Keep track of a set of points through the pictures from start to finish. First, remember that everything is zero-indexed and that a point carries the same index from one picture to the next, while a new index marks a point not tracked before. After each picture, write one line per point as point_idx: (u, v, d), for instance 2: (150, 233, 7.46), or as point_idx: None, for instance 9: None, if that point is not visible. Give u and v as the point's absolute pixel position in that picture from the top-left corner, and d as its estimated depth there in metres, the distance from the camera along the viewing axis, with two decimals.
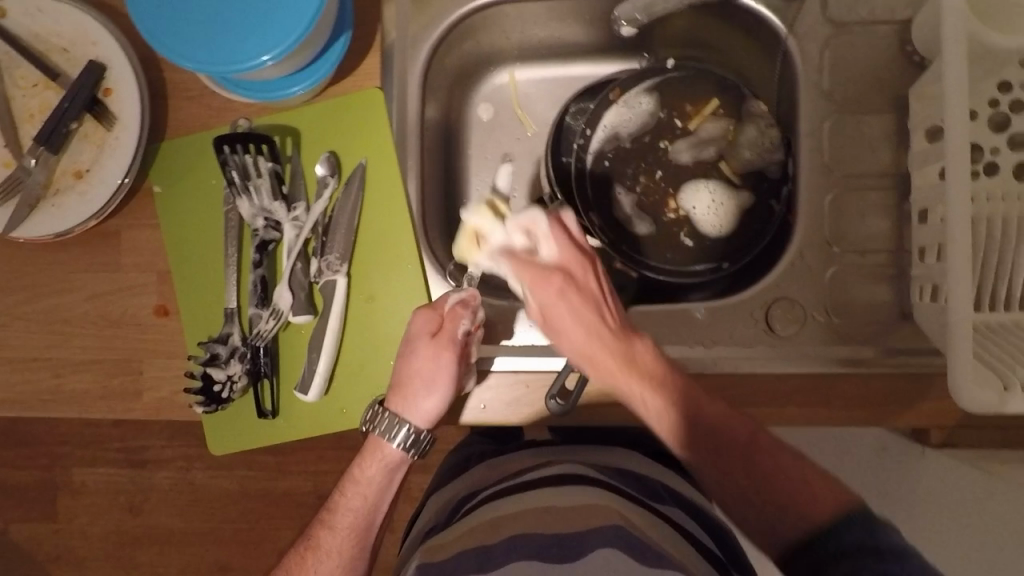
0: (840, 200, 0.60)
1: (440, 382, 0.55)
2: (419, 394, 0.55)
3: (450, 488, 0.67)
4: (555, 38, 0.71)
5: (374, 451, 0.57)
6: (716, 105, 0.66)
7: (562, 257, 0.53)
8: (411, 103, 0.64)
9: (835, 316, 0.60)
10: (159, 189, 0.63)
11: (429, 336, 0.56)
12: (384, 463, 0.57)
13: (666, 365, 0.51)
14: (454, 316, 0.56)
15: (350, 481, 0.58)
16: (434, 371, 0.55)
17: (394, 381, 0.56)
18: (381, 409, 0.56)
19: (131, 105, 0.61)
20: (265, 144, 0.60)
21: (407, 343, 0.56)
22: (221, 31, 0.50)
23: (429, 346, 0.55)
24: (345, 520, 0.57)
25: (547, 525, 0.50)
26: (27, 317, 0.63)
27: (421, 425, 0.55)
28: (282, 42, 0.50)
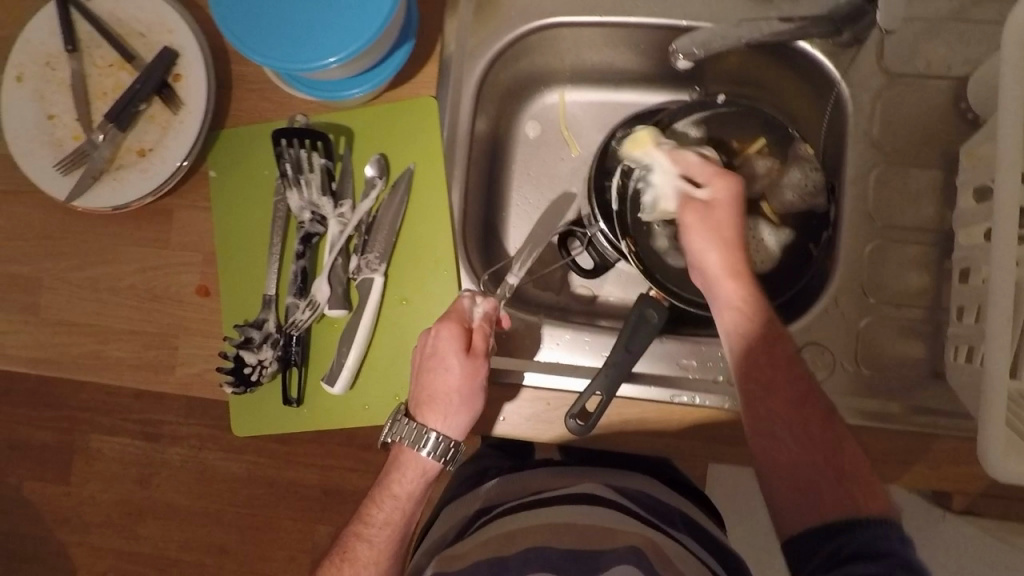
0: (880, 251, 0.60)
1: (475, 398, 0.57)
2: (454, 411, 0.57)
3: (464, 502, 0.67)
4: (609, 64, 0.72)
5: (411, 464, 0.59)
6: (763, 144, 0.65)
7: (716, 194, 0.60)
8: (463, 115, 0.65)
9: (864, 367, 0.59)
10: (214, 173, 0.66)
11: (461, 353, 0.57)
12: (423, 472, 0.59)
13: (778, 334, 0.55)
14: (479, 331, 0.58)
15: (388, 496, 0.59)
16: (469, 390, 0.57)
17: (426, 396, 0.58)
18: (406, 420, 0.58)
19: (198, 92, 0.64)
20: (321, 141, 0.62)
21: (438, 360, 0.57)
22: (294, 31, 0.53)
23: (463, 363, 0.57)
24: (381, 533, 0.58)
25: (565, 538, 0.51)
26: (76, 284, 0.67)
27: (456, 438, 0.58)
28: (350, 46, 0.52)
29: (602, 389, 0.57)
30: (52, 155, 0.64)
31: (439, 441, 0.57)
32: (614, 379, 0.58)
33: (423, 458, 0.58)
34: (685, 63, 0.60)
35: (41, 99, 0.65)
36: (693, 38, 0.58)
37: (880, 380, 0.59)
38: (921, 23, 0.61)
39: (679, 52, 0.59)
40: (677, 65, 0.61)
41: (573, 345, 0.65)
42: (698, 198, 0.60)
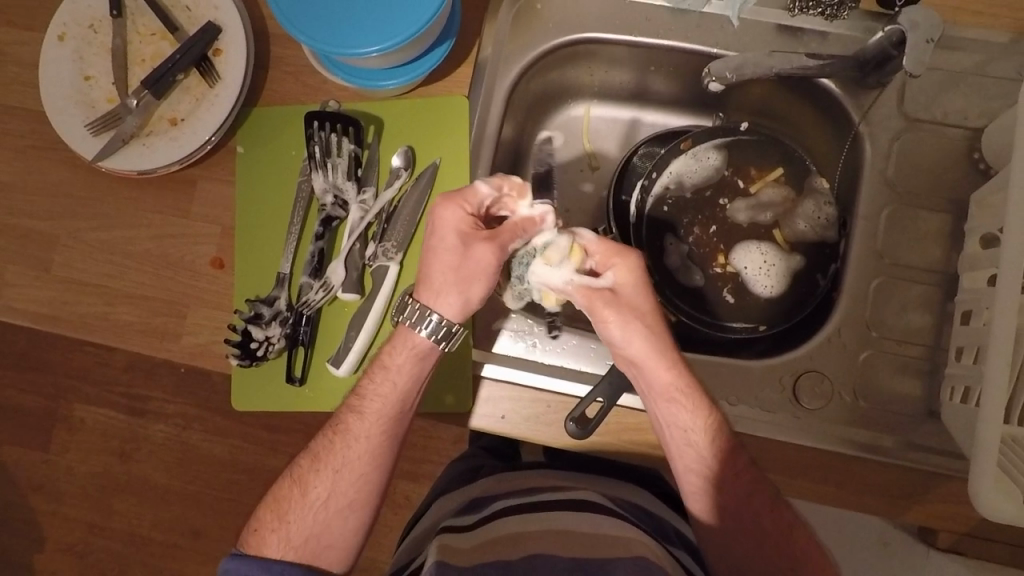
0: (886, 288, 0.62)
1: (475, 283, 0.55)
2: (450, 288, 0.55)
3: (460, 492, 0.68)
4: (636, 83, 0.74)
5: (403, 341, 0.56)
6: (780, 173, 0.66)
7: (621, 283, 0.57)
8: (491, 119, 0.66)
9: (861, 399, 0.61)
10: (242, 149, 0.67)
11: (467, 232, 0.55)
12: (418, 355, 0.57)
13: (703, 426, 0.56)
14: (508, 228, 0.56)
15: (379, 368, 0.57)
16: (469, 271, 0.55)
17: (422, 274, 0.56)
18: (410, 299, 0.56)
19: (235, 67, 0.65)
20: (352, 127, 0.63)
21: (437, 237, 0.55)
22: (346, 20, 0.54)
23: (465, 240, 0.55)
24: (373, 407, 0.57)
25: (569, 547, 0.53)
26: (93, 244, 0.67)
27: (450, 317, 0.55)
28: (393, 37, 0.54)
29: (606, 395, 0.58)
30: (84, 116, 0.65)
31: (434, 321, 0.55)
32: (616, 387, 0.58)
33: (417, 338, 0.56)
34: (718, 87, 0.63)
35: (80, 60, 0.66)
36: (728, 60, 0.61)
37: (875, 414, 0.60)
38: (943, 73, 0.63)
39: (710, 77, 0.62)
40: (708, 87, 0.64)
41: (575, 350, 0.65)
42: (601, 287, 0.57)
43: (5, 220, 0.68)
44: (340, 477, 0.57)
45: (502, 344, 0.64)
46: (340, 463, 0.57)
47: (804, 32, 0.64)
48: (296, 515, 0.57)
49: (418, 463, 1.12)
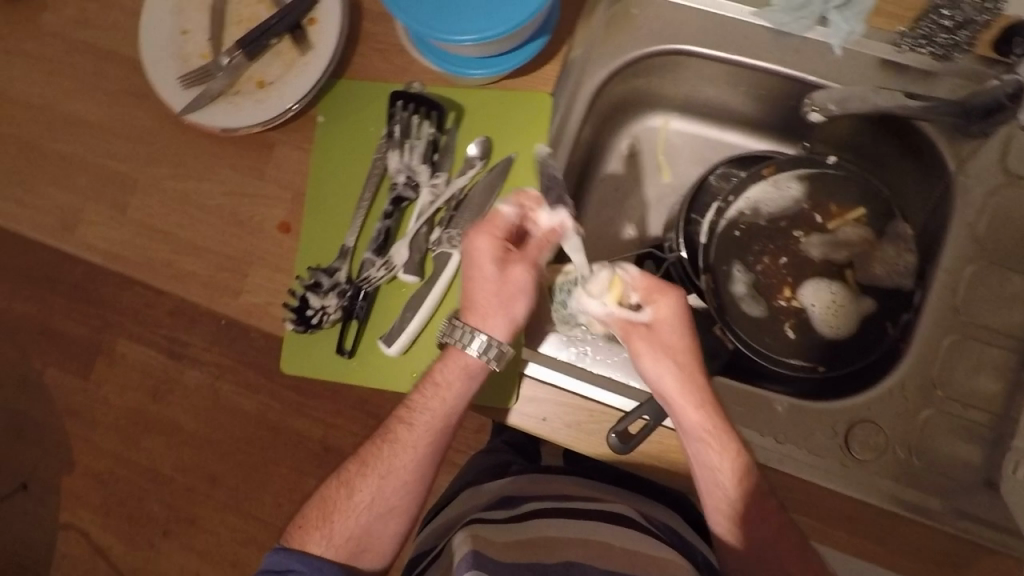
0: (958, 346, 0.59)
1: (515, 301, 0.56)
2: (495, 312, 0.56)
3: (489, 487, 0.71)
4: (721, 102, 0.72)
5: (455, 358, 0.57)
6: (861, 214, 0.64)
7: (660, 319, 0.55)
8: (574, 117, 0.64)
9: (915, 458, 0.58)
10: (322, 119, 0.68)
11: (497, 258, 0.56)
12: (467, 370, 0.57)
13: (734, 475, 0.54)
14: (539, 242, 0.57)
15: (430, 384, 0.58)
16: (506, 290, 0.56)
17: (467, 301, 0.56)
18: (458, 322, 0.56)
19: (327, 38, 0.66)
20: (435, 112, 0.63)
21: (472, 267, 0.56)
22: (444, 6, 0.54)
23: (499, 266, 0.55)
24: (423, 419, 0.58)
25: (610, 560, 0.56)
26: (169, 193, 0.69)
27: (500, 336, 0.56)
28: (488, 29, 0.53)
29: (650, 415, 0.57)
30: (178, 68, 0.67)
31: (484, 341, 0.55)
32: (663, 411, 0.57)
33: (468, 358, 0.56)
34: (819, 118, 0.59)
35: (180, 14, 0.68)
36: (833, 92, 0.58)
37: (928, 474, 0.58)
38: None
39: (812, 107, 0.59)
40: (809, 117, 0.60)
41: (627, 365, 0.62)
42: (638, 321, 0.56)
43: (92, 160, 0.71)
44: (383, 483, 0.60)
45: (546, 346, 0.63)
46: (384, 472, 0.60)
47: (909, 70, 0.61)
48: (341, 515, 0.60)
49: None
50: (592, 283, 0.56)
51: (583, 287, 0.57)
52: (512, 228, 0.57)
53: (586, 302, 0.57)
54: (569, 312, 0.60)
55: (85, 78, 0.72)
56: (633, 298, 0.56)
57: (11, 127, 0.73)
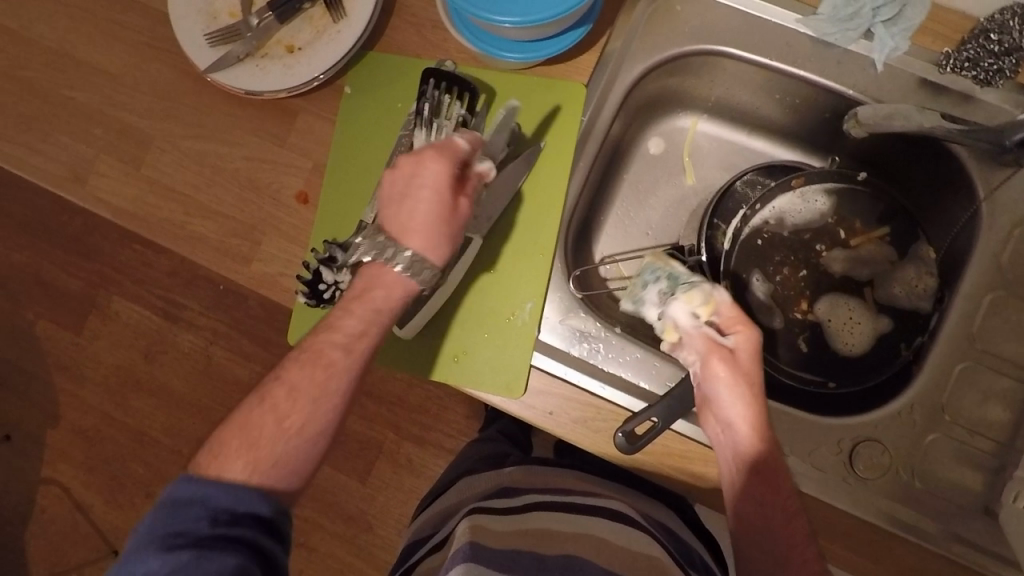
0: (970, 373, 0.59)
1: (452, 233, 0.54)
2: (436, 237, 0.52)
3: (485, 476, 0.72)
4: (753, 108, 0.71)
5: (378, 276, 0.53)
6: (884, 233, 0.64)
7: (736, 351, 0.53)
8: (604, 112, 0.64)
9: (917, 480, 0.59)
10: (350, 90, 0.66)
11: (449, 184, 0.53)
12: (396, 287, 0.53)
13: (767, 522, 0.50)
14: (473, 177, 0.55)
15: (360, 302, 0.52)
16: (447, 219, 0.53)
17: (405, 218, 0.53)
18: (384, 238, 0.53)
19: (362, 8, 0.64)
20: (467, 93, 0.61)
21: (421, 187, 0.53)
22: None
23: (443, 189, 0.53)
24: (355, 335, 0.51)
25: (606, 555, 0.56)
26: (184, 152, 0.68)
27: (428, 259, 0.52)
28: (528, 16, 0.53)
29: (660, 416, 0.56)
30: (205, 24, 0.65)
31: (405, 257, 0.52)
32: (672, 413, 0.56)
33: (396, 276, 0.52)
34: (857, 135, 0.62)
35: None
36: (876, 110, 0.59)
37: (927, 497, 0.58)
38: None
39: (854, 124, 0.61)
40: (851, 132, 0.63)
41: (639, 365, 0.62)
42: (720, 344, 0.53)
43: (108, 112, 0.69)
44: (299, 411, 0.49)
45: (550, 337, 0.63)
46: (298, 390, 0.49)
47: (947, 92, 0.60)
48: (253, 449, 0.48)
49: None
50: (690, 292, 0.56)
51: (681, 292, 0.57)
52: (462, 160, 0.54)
53: (674, 306, 0.56)
54: (642, 292, 0.62)
55: (106, 26, 0.70)
56: (718, 321, 0.54)
57: (26, 70, 0.71)
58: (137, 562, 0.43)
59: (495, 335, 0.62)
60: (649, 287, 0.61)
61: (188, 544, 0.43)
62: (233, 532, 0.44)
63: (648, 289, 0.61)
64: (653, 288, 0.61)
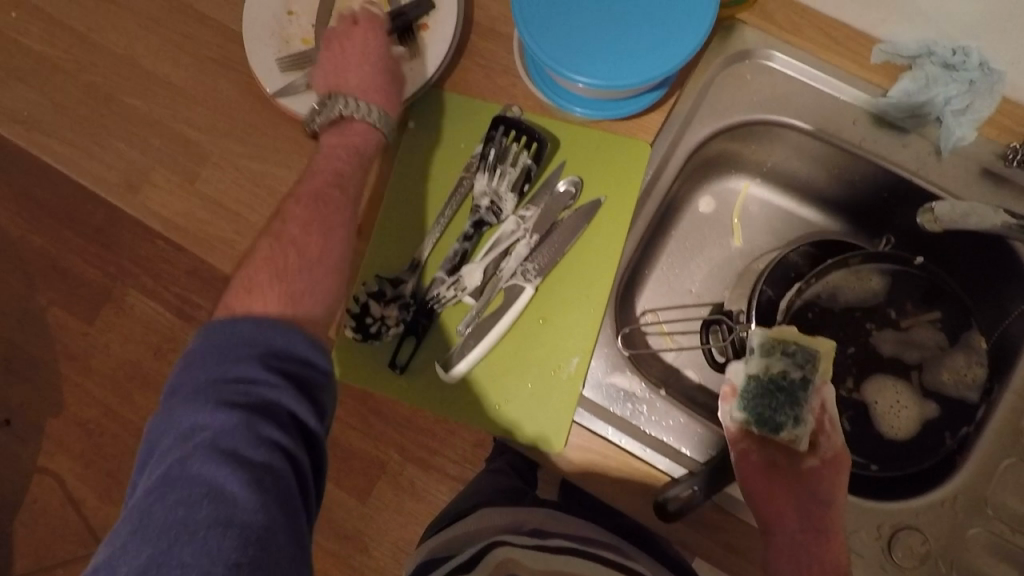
0: (1016, 469, 0.58)
1: (390, 84, 0.62)
2: (370, 87, 0.61)
3: (503, 511, 0.70)
4: (809, 178, 0.71)
5: (344, 134, 0.61)
6: (935, 318, 0.64)
7: (838, 448, 0.56)
8: (666, 174, 0.65)
9: (955, 572, 0.57)
10: (412, 125, 0.66)
11: (385, 42, 0.63)
12: (350, 144, 0.61)
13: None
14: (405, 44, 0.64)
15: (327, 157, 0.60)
16: (378, 74, 0.62)
17: (341, 71, 0.61)
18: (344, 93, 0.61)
19: (435, 47, 0.65)
20: (535, 143, 0.62)
21: (360, 44, 0.62)
22: (586, 43, 0.54)
23: (374, 45, 0.62)
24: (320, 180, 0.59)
25: None
26: (240, 170, 0.68)
27: (377, 104, 0.61)
28: (604, 78, 0.54)
29: (699, 486, 0.56)
30: (277, 49, 0.66)
31: (364, 106, 0.61)
32: (713, 480, 0.56)
33: (353, 124, 0.61)
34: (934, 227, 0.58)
35: None
36: (954, 206, 0.57)
37: None
38: None
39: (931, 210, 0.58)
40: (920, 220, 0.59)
41: (682, 430, 0.63)
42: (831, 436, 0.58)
43: (167, 122, 0.70)
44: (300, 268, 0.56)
45: (591, 391, 0.63)
46: (294, 245, 0.56)
47: (1008, 184, 0.60)
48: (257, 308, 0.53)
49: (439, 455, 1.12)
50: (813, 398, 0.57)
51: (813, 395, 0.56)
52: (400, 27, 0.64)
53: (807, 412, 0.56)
54: (767, 355, 0.57)
55: (174, 38, 0.71)
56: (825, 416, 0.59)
57: (89, 73, 0.71)
58: (184, 409, 0.45)
59: (536, 387, 0.61)
60: (771, 361, 0.57)
61: (241, 396, 0.46)
62: (281, 398, 0.47)
63: (771, 362, 0.57)
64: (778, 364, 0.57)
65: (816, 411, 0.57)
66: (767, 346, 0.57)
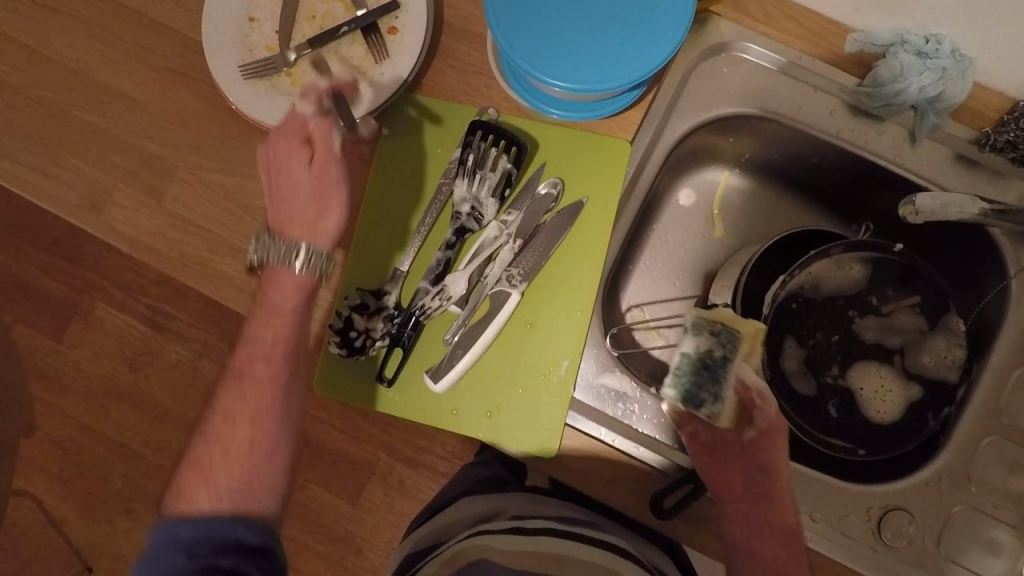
0: (996, 446, 0.60)
1: (334, 200, 0.54)
2: (310, 209, 0.53)
3: (481, 499, 0.64)
4: (787, 168, 0.72)
5: (278, 279, 0.52)
6: (915, 302, 0.65)
7: (772, 419, 0.56)
8: (647, 172, 0.65)
9: (942, 549, 0.59)
10: (387, 132, 0.64)
11: (309, 158, 0.54)
12: (296, 286, 0.52)
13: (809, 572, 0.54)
14: (321, 131, 0.54)
15: (266, 311, 0.52)
16: (316, 189, 0.53)
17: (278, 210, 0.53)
18: (276, 237, 0.52)
19: (406, 49, 0.62)
20: (515, 147, 0.61)
21: (285, 170, 0.53)
22: (562, 43, 0.53)
23: (304, 166, 0.53)
24: (264, 349, 0.52)
25: None
26: (209, 184, 0.65)
27: (322, 247, 0.53)
28: (581, 82, 0.53)
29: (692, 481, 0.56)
30: (240, 57, 0.63)
31: (307, 255, 0.52)
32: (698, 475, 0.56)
33: (294, 274, 0.52)
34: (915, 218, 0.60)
35: None
36: (935, 198, 0.58)
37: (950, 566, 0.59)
38: None
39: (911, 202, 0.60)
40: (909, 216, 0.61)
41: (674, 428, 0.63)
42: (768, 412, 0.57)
43: (129, 138, 0.67)
44: (242, 424, 0.50)
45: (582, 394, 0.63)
46: (242, 399, 0.51)
47: (981, 169, 0.62)
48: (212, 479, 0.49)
49: None
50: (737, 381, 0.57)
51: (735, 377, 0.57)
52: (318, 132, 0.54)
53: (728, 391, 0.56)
54: (696, 333, 0.58)
55: (131, 48, 0.67)
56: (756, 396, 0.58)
57: (42, 88, 0.67)
58: None
59: (528, 393, 0.61)
60: (700, 341, 0.58)
61: None
62: (222, 563, 0.46)
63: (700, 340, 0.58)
64: (705, 344, 0.58)
65: (737, 390, 0.57)
66: (697, 325, 0.58)
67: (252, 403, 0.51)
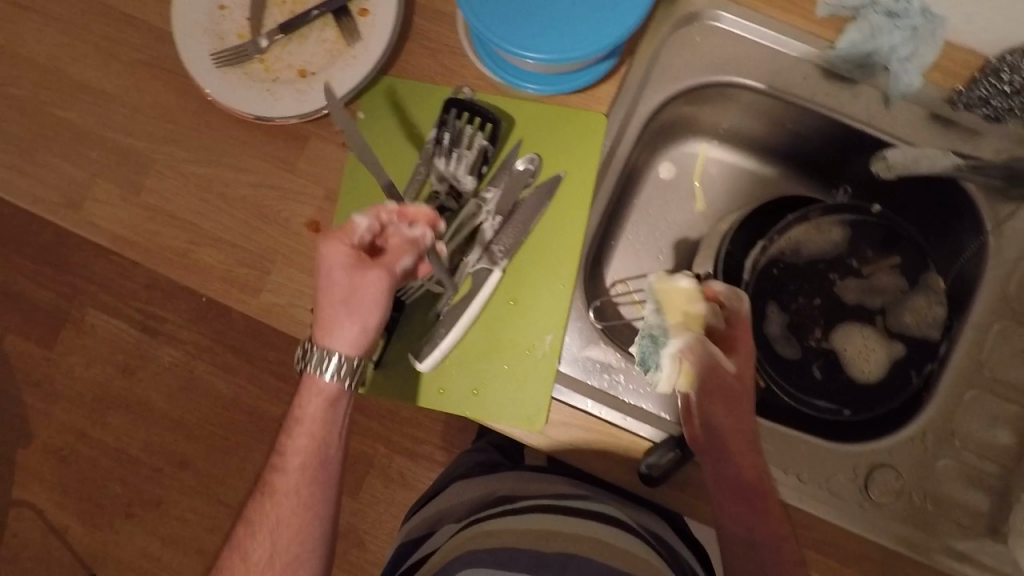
0: (978, 399, 0.61)
1: (372, 312, 0.53)
2: (345, 321, 0.53)
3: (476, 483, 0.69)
4: (764, 136, 0.72)
5: (309, 389, 0.55)
6: (895, 263, 0.65)
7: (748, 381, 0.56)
8: (624, 144, 0.65)
9: (929, 503, 0.60)
10: (362, 115, 0.64)
11: (353, 267, 0.52)
12: (323, 396, 0.55)
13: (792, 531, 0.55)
14: (395, 248, 0.54)
15: (294, 421, 0.56)
16: (355, 301, 0.52)
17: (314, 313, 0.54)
18: (312, 343, 0.54)
19: (377, 31, 0.63)
20: (491, 124, 0.61)
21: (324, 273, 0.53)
22: (532, 15, 0.53)
23: (349, 277, 0.52)
24: (295, 462, 0.55)
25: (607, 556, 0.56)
26: (187, 175, 0.65)
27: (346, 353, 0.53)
28: (554, 51, 0.53)
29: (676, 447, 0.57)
30: (212, 46, 0.63)
31: (342, 367, 0.54)
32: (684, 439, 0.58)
33: (326, 383, 0.54)
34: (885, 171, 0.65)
35: None
36: (906, 154, 0.62)
37: (938, 520, 0.59)
38: None
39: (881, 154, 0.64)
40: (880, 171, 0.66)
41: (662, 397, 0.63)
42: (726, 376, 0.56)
43: (104, 132, 0.66)
44: (263, 534, 0.55)
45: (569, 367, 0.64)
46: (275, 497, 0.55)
47: (955, 127, 0.62)
48: None
49: (420, 444, 1.11)
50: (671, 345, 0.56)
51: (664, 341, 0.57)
52: (366, 239, 0.54)
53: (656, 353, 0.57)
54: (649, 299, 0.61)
55: (102, 42, 0.67)
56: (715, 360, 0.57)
57: (13, 86, 0.67)
58: None
59: (513, 368, 0.60)
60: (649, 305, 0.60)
61: None
62: None
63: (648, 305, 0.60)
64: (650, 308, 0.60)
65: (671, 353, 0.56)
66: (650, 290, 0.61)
67: (282, 509, 0.56)
